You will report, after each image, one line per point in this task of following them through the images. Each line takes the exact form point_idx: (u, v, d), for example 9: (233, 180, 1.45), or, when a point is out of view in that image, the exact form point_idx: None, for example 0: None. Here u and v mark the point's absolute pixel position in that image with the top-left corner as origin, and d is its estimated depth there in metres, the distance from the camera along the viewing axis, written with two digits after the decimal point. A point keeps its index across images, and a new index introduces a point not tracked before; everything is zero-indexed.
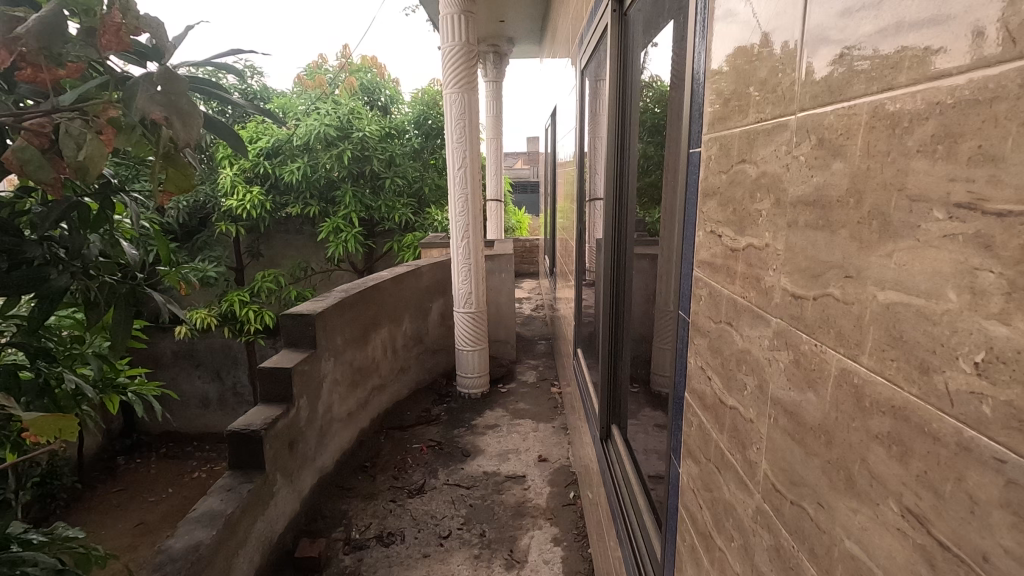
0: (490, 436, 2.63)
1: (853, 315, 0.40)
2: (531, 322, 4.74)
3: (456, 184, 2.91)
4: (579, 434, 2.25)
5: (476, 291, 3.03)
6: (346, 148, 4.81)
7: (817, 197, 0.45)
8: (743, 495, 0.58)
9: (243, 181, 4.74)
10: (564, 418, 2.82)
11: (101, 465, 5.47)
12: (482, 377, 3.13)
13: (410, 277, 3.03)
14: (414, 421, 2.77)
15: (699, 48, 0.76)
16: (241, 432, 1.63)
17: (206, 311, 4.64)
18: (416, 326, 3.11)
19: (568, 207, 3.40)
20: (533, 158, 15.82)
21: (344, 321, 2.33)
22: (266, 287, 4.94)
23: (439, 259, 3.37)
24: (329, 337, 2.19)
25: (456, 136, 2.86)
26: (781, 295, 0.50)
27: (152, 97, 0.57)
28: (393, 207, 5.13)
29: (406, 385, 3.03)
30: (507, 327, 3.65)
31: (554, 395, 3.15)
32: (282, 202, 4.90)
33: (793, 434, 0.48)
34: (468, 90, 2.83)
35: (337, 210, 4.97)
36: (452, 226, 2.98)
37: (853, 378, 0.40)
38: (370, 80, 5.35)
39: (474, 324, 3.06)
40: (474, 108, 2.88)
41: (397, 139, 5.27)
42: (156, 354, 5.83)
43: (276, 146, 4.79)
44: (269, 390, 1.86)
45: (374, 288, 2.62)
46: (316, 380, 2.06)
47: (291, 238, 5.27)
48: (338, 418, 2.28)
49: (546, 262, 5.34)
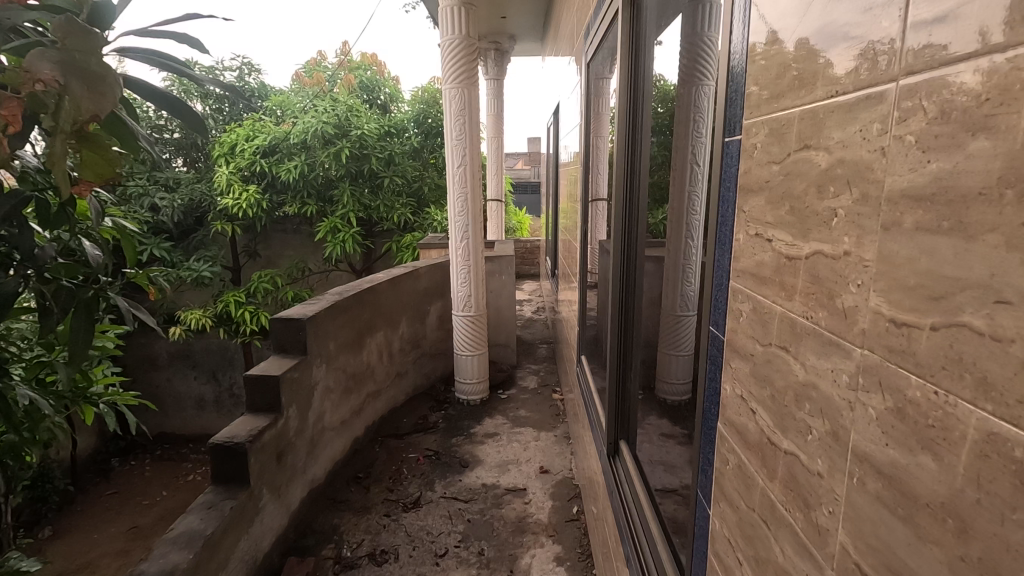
0: (490, 444, 2.55)
1: (1012, 360, 0.30)
2: (532, 325, 4.66)
3: (456, 183, 2.83)
4: (582, 445, 2.18)
5: (476, 294, 2.95)
6: (344, 146, 4.74)
7: (937, 187, 0.35)
8: (804, 562, 0.50)
9: (239, 180, 4.65)
10: (567, 427, 2.73)
11: (95, 468, 5.41)
12: (481, 383, 3.05)
13: (408, 279, 2.96)
14: (411, 429, 2.69)
15: (737, 19, 0.67)
16: (224, 445, 1.55)
17: (201, 312, 4.59)
18: (414, 330, 3.04)
19: (570, 207, 3.31)
20: (533, 158, 15.74)
21: (338, 325, 2.25)
22: (263, 287, 4.85)
23: (439, 260, 3.30)
24: (321, 342, 2.11)
25: (456, 134, 2.78)
26: (871, 320, 0.42)
27: (44, 55, 0.48)
28: (392, 207, 5.04)
29: (403, 391, 2.96)
30: (507, 331, 3.57)
31: (556, 402, 3.07)
32: (279, 201, 4.83)
33: (896, 507, 0.39)
34: (467, 86, 2.75)
35: (335, 209, 4.89)
36: (452, 226, 2.90)
37: (1012, 451, 0.30)
38: (369, 78, 5.28)
39: (474, 328, 2.98)
40: (474, 104, 2.80)
41: (396, 137, 5.20)
42: (151, 355, 5.76)
43: (273, 143, 4.71)
44: (255, 400, 1.78)
45: (370, 290, 2.55)
46: (307, 387, 1.98)
47: (289, 238, 5.20)
48: (331, 426, 2.20)
49: (548, 264, 5.25)
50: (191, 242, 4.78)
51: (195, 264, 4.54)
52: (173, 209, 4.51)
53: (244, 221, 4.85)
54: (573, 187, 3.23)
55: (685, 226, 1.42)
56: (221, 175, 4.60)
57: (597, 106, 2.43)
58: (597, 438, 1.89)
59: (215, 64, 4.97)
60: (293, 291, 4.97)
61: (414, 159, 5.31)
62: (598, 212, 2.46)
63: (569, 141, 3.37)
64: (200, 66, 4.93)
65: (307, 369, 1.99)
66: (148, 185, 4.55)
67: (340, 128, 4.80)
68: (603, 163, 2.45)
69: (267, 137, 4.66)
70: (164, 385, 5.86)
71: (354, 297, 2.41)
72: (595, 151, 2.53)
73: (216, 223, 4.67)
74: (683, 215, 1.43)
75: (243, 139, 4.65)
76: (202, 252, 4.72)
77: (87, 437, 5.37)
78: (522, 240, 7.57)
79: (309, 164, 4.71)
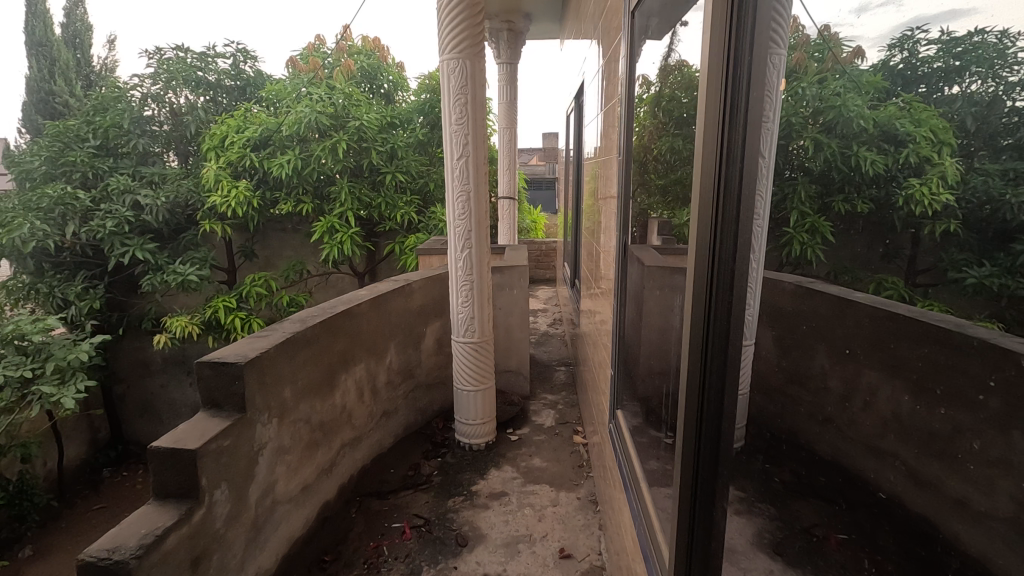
0: (495, 511, 2.17)
1: None
2: (547, 343, 4.27)
3: (455, 182, 2.43)
4: (617, 526, 1.79)
5: (479, 316, 2.56)
6: (340, 139, 4.33)
7: None
8: None
9: (227, 175, 4.28)
10: (591, 486, 2.34)
11: (85, 479, 5.12)
12: (486, 425, 2.65)
13: (397, 297, 2.57)
14: (398, 486, 2.33)
15: None
16: (96, 563, 1.19)
17: (188, 319, 4.24)
18: (406, 358, 2.67)
19: (594, 205, 2.93)
20: (550, 154, 15.34)
21: (298, 359, 1.89)
22: (255, 292, 4.47)
23: (437, 272, 2.92)
24: (272, 377, 1.75)
25: (455, 118, 2.37)
26: None
27: None
28: (395, 205, 4.66)
29: (391, 434, 2.59)
30: (519, 356, 3.17)
31: (578, 447, 2.68)
32: (272, 199, 4.44)
33: None
34: (469, 59, 2.33)
35: (332, 207, 4.49)
36: (451, 233, 2.50)
37: None
38: (370, 64, 4.88)
39: (476, 358, 2.59)
40: (477, 77, 2.36)
41: (400, 129, 4.85)
42: (146, 360, 5.48)
43: (264, 136, 4.36)
44: (164, 482, 1.42)
45: (343, 315, 2.17)
46: (245, 457, 1.62)
47: (288, 236, 4.86)
48: (287, 496, 1.83)
49: (567, 269, 4.87)
50: (179, 242, 4.40)
51: (182, 267, 4.17)
52: (158, 207, 4.13)
53: (236, 220, 4.48)
54: (597, 182, 2.83)
55: (731, 245, 0.85)
56: (209, 170, 4.24)
57: (629, 85, 2.01)
58: (646, 543, 1.44)
59: (207, 51, 4.69)
60: (289, 297, 4.57)
61: (418, 154, 4.92)
62: (626, 211, 2.10)
63: (590, 133, 2.97)
64: (191, 53, 4.60)
65: (248, 424, 1.63)
66: (129, 180, 4.16)
67: (336, 120, 4.41)
68: (630, 154, 2.05)
69: (256, 129, 4.31)
70: (159, 391, 5.57)
71: (323, 324, 2.04)
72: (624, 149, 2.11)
73: (205, 223, 4.28)
74: (726, 228, 0.86)
75: (231, 132, 4.34)
76: (192, 254, 4.32)
77: (76, 446, 5.09)
78: (538, 241, 7.21)
79: (304, 158, 4.33)
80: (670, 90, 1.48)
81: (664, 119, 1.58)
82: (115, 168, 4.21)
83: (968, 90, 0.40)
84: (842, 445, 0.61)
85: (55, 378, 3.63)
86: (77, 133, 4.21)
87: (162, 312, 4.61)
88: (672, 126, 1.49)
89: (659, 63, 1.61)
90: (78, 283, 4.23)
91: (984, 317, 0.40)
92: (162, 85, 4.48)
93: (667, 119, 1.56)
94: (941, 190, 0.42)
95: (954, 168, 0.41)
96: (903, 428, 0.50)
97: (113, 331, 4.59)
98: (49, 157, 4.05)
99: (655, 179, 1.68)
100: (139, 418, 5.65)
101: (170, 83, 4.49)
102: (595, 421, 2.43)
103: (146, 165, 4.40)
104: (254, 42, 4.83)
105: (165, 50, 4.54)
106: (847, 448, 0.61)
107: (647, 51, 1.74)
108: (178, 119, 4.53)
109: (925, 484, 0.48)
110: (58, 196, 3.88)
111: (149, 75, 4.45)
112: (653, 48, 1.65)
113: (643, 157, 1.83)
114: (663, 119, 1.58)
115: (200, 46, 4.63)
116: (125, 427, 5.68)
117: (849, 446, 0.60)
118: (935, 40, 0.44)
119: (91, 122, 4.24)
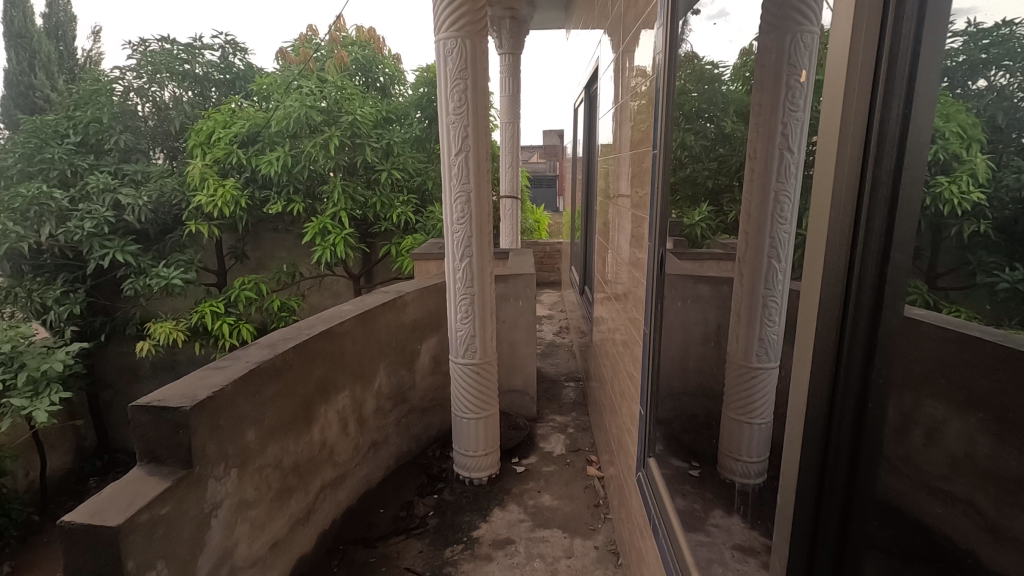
0: (497, 564, 1.98)
1: None
2: (554, 355, 4.07)
3: (453, 181, 2.21)
4: None
5: (481, 336, 2.36)
6: (332, 134, 4.12)
7: None
8: None
9: (214, 173, 4.05)
10: (608, 532, 2.15)
11: (70, 489, 4.91)
12: (490, 456, 2.46)
13: (385, 313, 2.39)
14: (387, 531, 2.13)
15: None
16: None
17: (173, 324, 4.01)
18: (397, 381, 2.50)
19: (605, 206, 2.73)
20: (552, 152, 15.12)
21: (266, 390, 1.70)
22: (244, 296, 4.24)
23: (431, 282, 2.72)
24: (224, 411, 1.53)
25: (452, 107, 2.15)
26: None
27: None
28: (392, 205, 4.44)
29: (379, 467, 2.41)
30: (524, 374, 2.98)
31: (592, 481, 2.48)
32: (262, 198, 4.22)
33: None
34: (471, 40, 2.10)
35: (324, 207, 4.27)
36: (448, 244, 2.29)
37: None
38: (365, 56, 4.67)
39: (478, 382, 2.39)
40: (479, 62, 2.14)
41: (396, 124, 4.67)
42: (134, 366, 5.25)
43: (253, 131, 4.15)
44: (79, 563, 1.21)
45: (320, 337, 1.97)
46: (195, 523, 1.42)
47: (280, 237, 4.66)
48: (250, 558, 1.63)
49: (573, 274, 4.66)
50: (165, 244, 4.18)
51: (168, 270, 3.94)
52: (140, 207, 3.90)
53: (223, 221, 4.24)
54: (609, 181, 2.63)
55: (871, 283, 0.52)
56: (194, 167, 4.01)
57: (655, 74, 1.78)
58: None
59: (194, 43, 4.48)
60: (279, 300, 4.37)
61: (416, 150, 4.70)
62: (650, 217, 1.85)
63: (604, 129, 2.75)
64: (178, 45, 4.39)
65: (198, 482, 1.43)
66: (110, 179, 3.94)
67: (328, 114, 4.20)
68: (656, 148, 1.78)
69: (245, 124, 4.10)
70: None
71: (297, 349, 1.85)
72: (646, 148, 1.91)
73: (190, 224, 4.04)
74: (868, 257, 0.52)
75: (218, 127, 4.10)
76: (177, 257, 4.09)
77: (60, 456, 4.88)
78: (541, 242, 7.03)
79: (294, 155, 4.12)
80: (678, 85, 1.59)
81: (705, 108, 1.41)
82: (96, 165, 4.00)
83: (996, 85, 0.40)
84: (894, 484, 0.51)
85: (28, 390, 3.43)
86: (56, 129, 4.01)
87: (146, 317, 4.39)
88: (721, 113, 1.32)
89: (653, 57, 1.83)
90: (57, 287, 4.01)
91: (1015, 325, 0.39)
92: (146, 79, 4.26)
93: (709, 105, 1.39)
94: (972, 189, 0.41)
95: (985, 164, 0.40)
96: (976, 472, 0.42)
97: (95, 338, 4.40)
98: (24, 154, 3.83)
99: (689, 180, 1.52)
100: (128, 426, 5.43)
101: (154, 77, 4.27)
102: (612, 453, 2.24)
103: (131, 162, 4.20)
104: (244, 33, 4.62)
105: (149, 42, 4.28)
106: (897, 486, 0.51)
107: (643, 42, 1.97)
108: (164, 114, 4.33)
109: (1005, 541, 0.40)
110: (32, 195, 3.65)
111: (131, 67, 4.21)
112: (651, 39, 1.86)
113: (671, 165, 1.64)
114: (703, 112, 1.43)
115: (186, 37, 4.43)
116: (114, 435, 5.47)
117: (901, 485, 0.51)
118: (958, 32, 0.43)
119: (71, 117, 4.04)
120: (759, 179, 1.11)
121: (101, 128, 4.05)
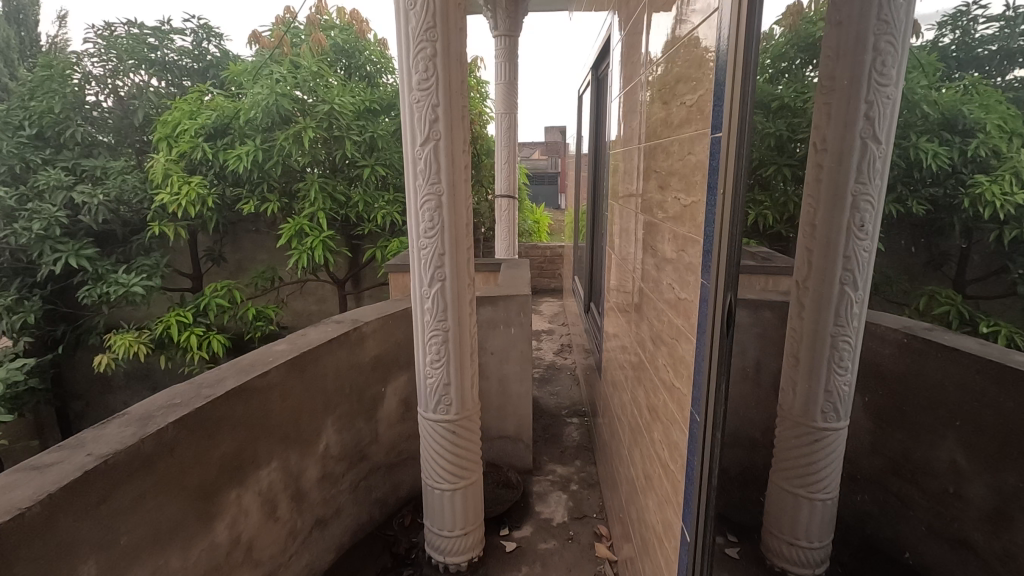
0: None
1: None
2: (555, 380, 3.73)
3: (420, 181, 1.85)
4: None
5: (457, 384, 2.00)
6: (306, 125, 3.75)
7: None
8: None
9: (179, 170, 3.70)
10: None
11: None
12: (469, 535, 2.13)
13: (323, 353, 2.12)
14: None
15: None
16: None
17: (135, 336, 3.65)
18: (352, 436, 2.31)
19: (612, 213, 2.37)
20: (552, 147, 14.69)
21: (128, 490, 1.41)
22: (216, 304, 3.88)
23: (392, 310, 2.51)
24: (40, 539, 1.21)
25: (416, 92, 1.78)
26: None
27: None
28: (374, 205, 4.08)
29: (327, 547, 2.18)
30: (517, 420, 2.66)
31: (602, 566, 2.14)
32: (232, 196, 3.88)
33: None
34: (447, 10, 1.74)
35: (300, 206, 3.92)
36: (415, 262, 1.93)
37: None
38: (346, 40, 4.29)
39: (450, 438, 2.04)
40: (455, 40, 1.78)
41: (382, 116, 4.27)
42: (106, 376, 4.85)
43: (220, 124, 3.79)
44: None
45: (210, 407, 1.66)
46: None
47: (261, 239, 4.32)
48: None
49: (577, 282, 4.30)
50: (129, 247, 3.82)
51: (126, 277, 3.59)
52: (96, 207, 3.55)
53: (190, 221, 3.89)
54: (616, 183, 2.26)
55: None
56: (157, 163, 3.67)
57: (674, 51, 1.42)
58: None
59: (163, 25, 4.12)
60: (255, 308, 4.01)
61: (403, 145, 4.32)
62: (665, 237, 1.51)
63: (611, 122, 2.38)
64: (146, 29, 4.02)
65: None
66: (64, 176, 3.60)
67: (302, 104, 3.84)
68: (675, 146, 1.42)
69: (211, 115, 3.73)
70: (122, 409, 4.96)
71: (182, 424, 1.57)
72: (661, 143, 1.55)
73: (154, 226, 3.69)
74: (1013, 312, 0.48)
75: (183, 118, 3.74)
76: (141, 262, 3.74)
77: None
78: (541, 246, 6.67)
79: (266, 150, 3.76)
80: (689, 64, 1.28)
81: (720, 101, 1.07)
82: (51, 160, 3.67)
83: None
84: None
85: None
86: (8, 119, 3.66)
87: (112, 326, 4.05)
88: (736, 82, 0.98)
89: (668, 36, 1.48)
90: (8, 295, 3.64)
91: None
92: (109, 67, 3.90)
93: (725, 87, 1.05)
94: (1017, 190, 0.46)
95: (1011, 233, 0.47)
96: None
97: (55, 348, 4.05)
98: None
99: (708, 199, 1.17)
100: None
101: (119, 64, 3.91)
102: (628, 535, 1.91)
103: (92, 157, 3.87)
104: (217, 17, 4.26)
105: (115, 26, 3.94)
106: None
107: (654, 26, 1.62)
108: (128, 103, 3.97)
109: None
110: None
111: (91, 53, 3.84)
112: (666, 15, 1.50)
113: (685, 175, 1.29)
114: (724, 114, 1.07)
115: (154, 20, 4.06)
116: None
117: None
118: (993, 17, 0.48)
119: (25, 106, 3.68)
120: (829, 180, 0.70)
121: (57, 119, 3.70)
